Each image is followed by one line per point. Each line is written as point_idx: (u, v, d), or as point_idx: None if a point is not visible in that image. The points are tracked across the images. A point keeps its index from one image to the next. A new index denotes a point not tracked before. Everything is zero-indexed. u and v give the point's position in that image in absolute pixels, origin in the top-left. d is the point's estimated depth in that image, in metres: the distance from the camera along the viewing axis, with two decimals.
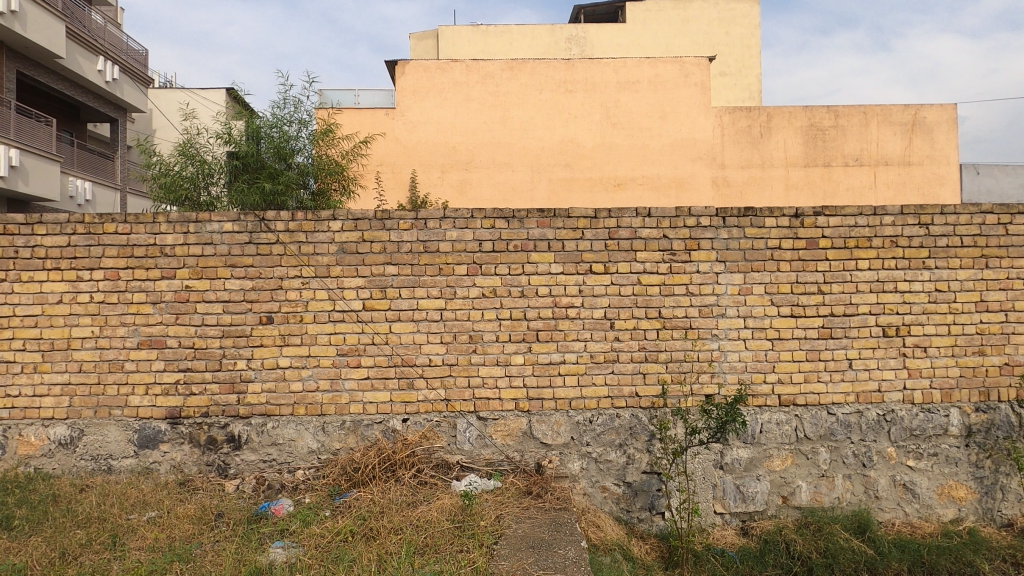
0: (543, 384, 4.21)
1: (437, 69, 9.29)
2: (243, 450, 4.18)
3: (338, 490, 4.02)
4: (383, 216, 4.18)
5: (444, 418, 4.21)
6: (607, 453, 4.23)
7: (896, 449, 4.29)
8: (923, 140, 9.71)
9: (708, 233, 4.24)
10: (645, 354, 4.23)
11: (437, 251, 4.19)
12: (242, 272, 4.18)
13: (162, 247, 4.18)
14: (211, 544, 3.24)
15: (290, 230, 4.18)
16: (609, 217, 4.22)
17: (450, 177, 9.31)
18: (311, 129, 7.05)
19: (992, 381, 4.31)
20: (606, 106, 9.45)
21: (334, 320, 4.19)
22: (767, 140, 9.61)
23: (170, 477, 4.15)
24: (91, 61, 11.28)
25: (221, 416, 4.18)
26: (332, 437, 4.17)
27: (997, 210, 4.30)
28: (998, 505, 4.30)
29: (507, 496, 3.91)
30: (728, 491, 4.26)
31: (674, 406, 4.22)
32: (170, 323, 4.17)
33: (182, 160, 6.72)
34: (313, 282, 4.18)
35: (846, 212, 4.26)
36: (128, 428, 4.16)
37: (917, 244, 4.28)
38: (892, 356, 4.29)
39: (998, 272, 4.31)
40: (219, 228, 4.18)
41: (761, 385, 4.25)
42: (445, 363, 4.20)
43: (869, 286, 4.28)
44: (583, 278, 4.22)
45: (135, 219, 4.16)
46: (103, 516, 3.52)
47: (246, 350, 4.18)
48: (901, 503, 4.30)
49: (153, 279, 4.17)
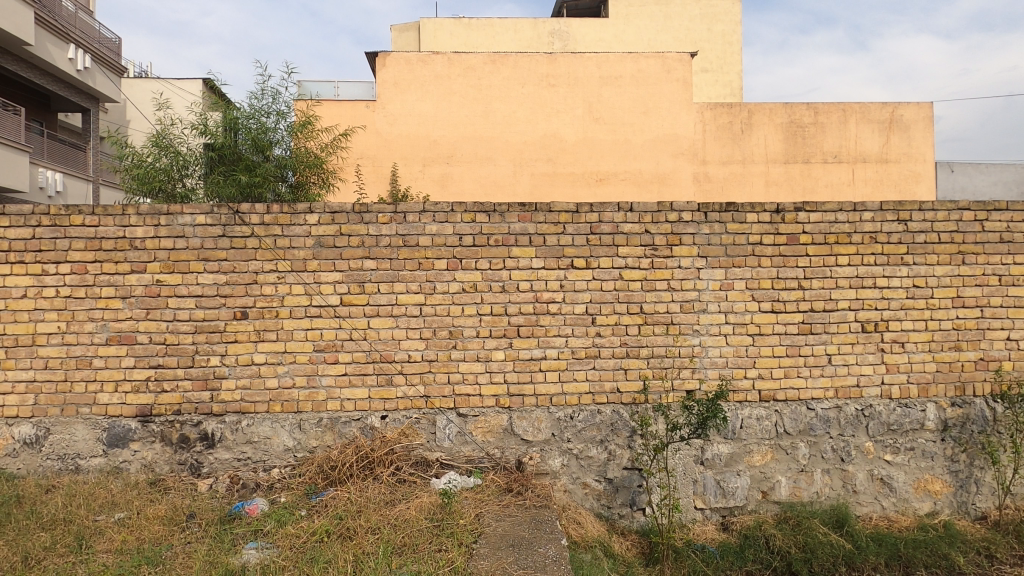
0: (524, 380, 4.17)
1: (418, 61, 9.17)
2: (216, 448, 4.08)
3: (314, 489, 3.91)
4: (361, 209, 4.09)
5: (424, 415, 4.15)
6: (588, 450, 4.20)
7: (874, 444, 4.32)
8: (901, 138, 9.80)
9: (690, 228, 4.22)
10: (627, 350, 4.21)
11: (416, 245, 4.12)
12: (215, 267, 4.07)
13: (131, 240, 4.05)
14: (181, 546, 3.14)
15: (264, 223, 4.08)
16: (591, 211, 4.17)
17: (432, 171, 9.19)
18: (289, 121, 6.89)
19: (968, 376, 4.35)
20: (588, 101, 9.41)
21: (311, 315, 4.10)
22: (748, 137, 9.67)
23: (141, 477, 4.03)
24: (62, 49, 10.97)
25: (194, 414, 4.08)
26: (309, 435, 4.09)
27: (974, 206, 4.34)
28: (973, 498, 4.36)
29: (486, 494, 3.85)
30: (709, 486, 4.26)
31: (655, 402, 4.21)
32: (140, 318, 4.05)
33: (156, 151, 6.51)
34: (288, 277, 4.09)
35: (826, 208, 4.27)
36: (96, 426, 4.04)
37: (895, 241, 4.31)
38: (871, 352, 4.31)
39: (975, 268, 4.35)
40: (192, 221, 4.07)
41: (742, 380, 4.26)
42: (425, 359, 4.13)
43: (848, 282, 4.29)
44: (565, 272, 4.18)
45: (104, 212, 4.03)
46: (69, 518, 3.40)
47: (220, 346, 4.07)
48: (878, 497, 4.34)
49: (122, 274, 4.04)
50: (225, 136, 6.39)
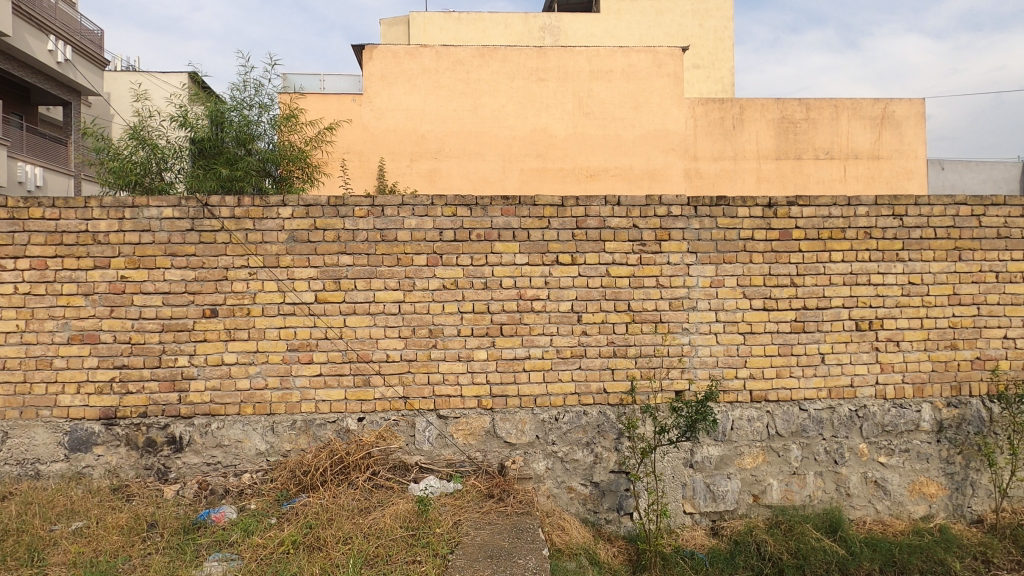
0: (507, 380, 4.01)
1: (405, 54, 8.95)
2: (185, 452, 3.90)
3: (285, 495, 3.76)
4: (337, 202, 3.91)
5: (402, 417, 3.98)
6: (573, 453, 4.05)
7: (868, 446, 4.20)
8: (892, 134, 9.70)
9: (679, 223, 4.07)
10: (613, 349, 4.05)
11: (395, 240, 3.95)
12: (184, 262, 3.88)
13: (94, 234, 3.85)
14: (139, 559, 2.99)
15: (235, 216, 3.89)
16: (577, 205, 4.01)
17: (420, 166, 8.99)
18: (273, 114, 6.66)
19: (964, 376, 4.23)
20: (578, 95, 9.24)
21: (284, 313, 3.92)
22: (739, 132, 9.53)
23: (104, 483, 3.84)
24: (41, 41, 10.68)
25: (161, 417, 3.89)
26: (282, 438, 3.92)
27: (971, 201, 4.21)
28: (968, 501, 4.24)
29: (466, 501, 3.70)
30: (698, 490, 4.12)
31: (643, 403, 4.06)
32: (104, 317, 3.85)
33: (133, 144, 6.27)
34: (261, 273, 3.91)
35: (820, 203, 4.14)
36: (57, 429, 3.84)
37: (891, 236, 4.18)
38: (865, 350, 4.18)
39: (971, 265, 4.23)
40: (158, 214, 3.87)
41: (733, 380, 4.12)
42: (404, 359, 3.96)
43: (843, 278, 4.16)
44: (549, 269, 4.02)
45: (65, 204, 3.83)
46: (21, 528, 3.21)
47: (188, 346, 3.89)
48: (873, 501, 4.21)
49: (85, 270, 3.84)
50: (206, 129, 6.20)
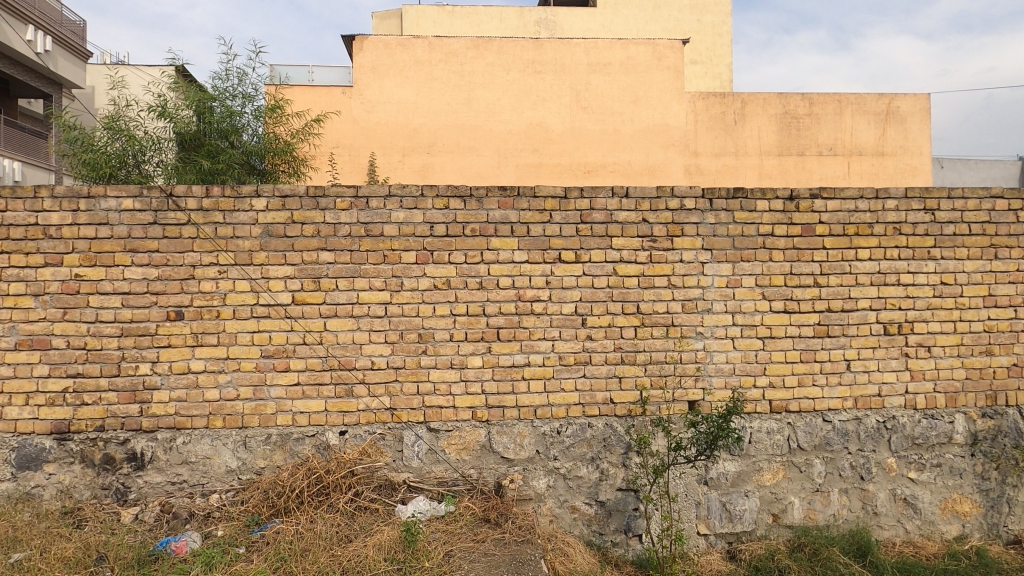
0: (504, 390, 3.64)
1: (397, 44, 8.54)
2: (146, 470, 3.52)
3: (257, 521, 3.38)
4: (316, 193, 3.53)
5: (389, 431, 3.61)
6: (578, 469, 3.69)
7: (897, 460, 3.86)
8: (898, 129, 9.37)
9: (693, 217, 3.72)
10: (621, 356, 3.69)
11: (381, 235, 3.57)
12: (145, 259, 3.49)
13: (45, 228, 3.45)
14: None
15: (204, 209, 3.51)
16: (582, 197, 3.64)
17: (412, 161, 8.59)
18: (257, 104, 6.22)
19: (999, 384, 3.91)
20: (576, 88, 8.89)
21: (257, 315, 3.54)
22: (742, 127, 9.20)
23: (56, 505, 3.46)
24: (19, 30, 10.27)
25: (120, 431, 3.51)
26: (256, 454, 3.54)
27: (1008, 194, 3.87)
28: (1005, 520, 3.90)
29: (459, 526, 3.34)
30: (714, 509, 3.77)
31: (654, 415, 3.70)
32: (55, 319, 3.46)
33: (103, 134, 5.76)
34: (232, 271, 3.53)
35: (846, 195, 3.78)
36: (3, 446, 3.45)
37: (922, 232, 3.84)
38: (894, 357, 3.84)
39: (1008, 263, 3.90)
40: (117, 205, 3.47)
41: (751, 390, 3.76)
42: (391, 366, 3.59)
43: (870, 278, 3.82)
44: (551, 266, 3.66)
45: (13, 194, 3.44)
46: None
47: (150, 352, 3.50)
48: (901, 520, 3.87)
49: (35, 267, 3.45)
50: (187, 120, 5.81)
